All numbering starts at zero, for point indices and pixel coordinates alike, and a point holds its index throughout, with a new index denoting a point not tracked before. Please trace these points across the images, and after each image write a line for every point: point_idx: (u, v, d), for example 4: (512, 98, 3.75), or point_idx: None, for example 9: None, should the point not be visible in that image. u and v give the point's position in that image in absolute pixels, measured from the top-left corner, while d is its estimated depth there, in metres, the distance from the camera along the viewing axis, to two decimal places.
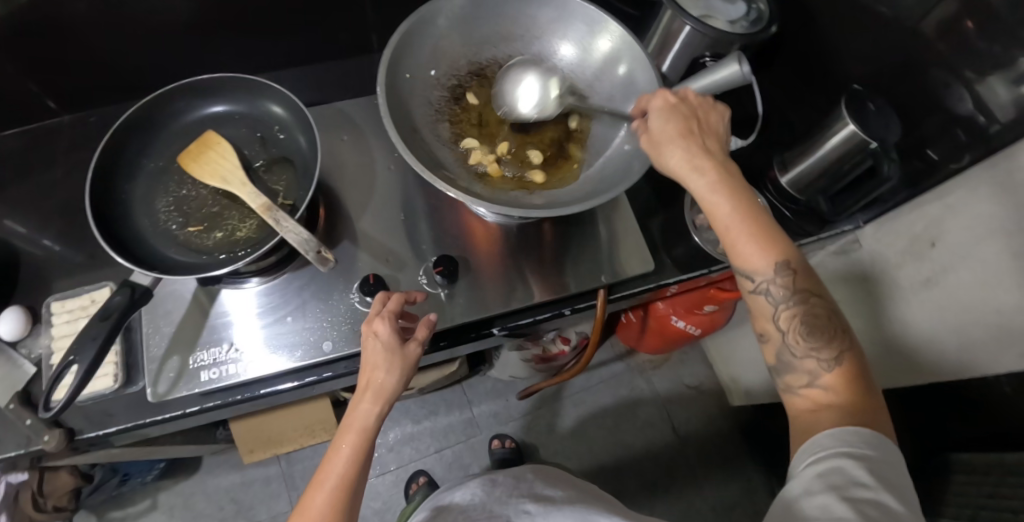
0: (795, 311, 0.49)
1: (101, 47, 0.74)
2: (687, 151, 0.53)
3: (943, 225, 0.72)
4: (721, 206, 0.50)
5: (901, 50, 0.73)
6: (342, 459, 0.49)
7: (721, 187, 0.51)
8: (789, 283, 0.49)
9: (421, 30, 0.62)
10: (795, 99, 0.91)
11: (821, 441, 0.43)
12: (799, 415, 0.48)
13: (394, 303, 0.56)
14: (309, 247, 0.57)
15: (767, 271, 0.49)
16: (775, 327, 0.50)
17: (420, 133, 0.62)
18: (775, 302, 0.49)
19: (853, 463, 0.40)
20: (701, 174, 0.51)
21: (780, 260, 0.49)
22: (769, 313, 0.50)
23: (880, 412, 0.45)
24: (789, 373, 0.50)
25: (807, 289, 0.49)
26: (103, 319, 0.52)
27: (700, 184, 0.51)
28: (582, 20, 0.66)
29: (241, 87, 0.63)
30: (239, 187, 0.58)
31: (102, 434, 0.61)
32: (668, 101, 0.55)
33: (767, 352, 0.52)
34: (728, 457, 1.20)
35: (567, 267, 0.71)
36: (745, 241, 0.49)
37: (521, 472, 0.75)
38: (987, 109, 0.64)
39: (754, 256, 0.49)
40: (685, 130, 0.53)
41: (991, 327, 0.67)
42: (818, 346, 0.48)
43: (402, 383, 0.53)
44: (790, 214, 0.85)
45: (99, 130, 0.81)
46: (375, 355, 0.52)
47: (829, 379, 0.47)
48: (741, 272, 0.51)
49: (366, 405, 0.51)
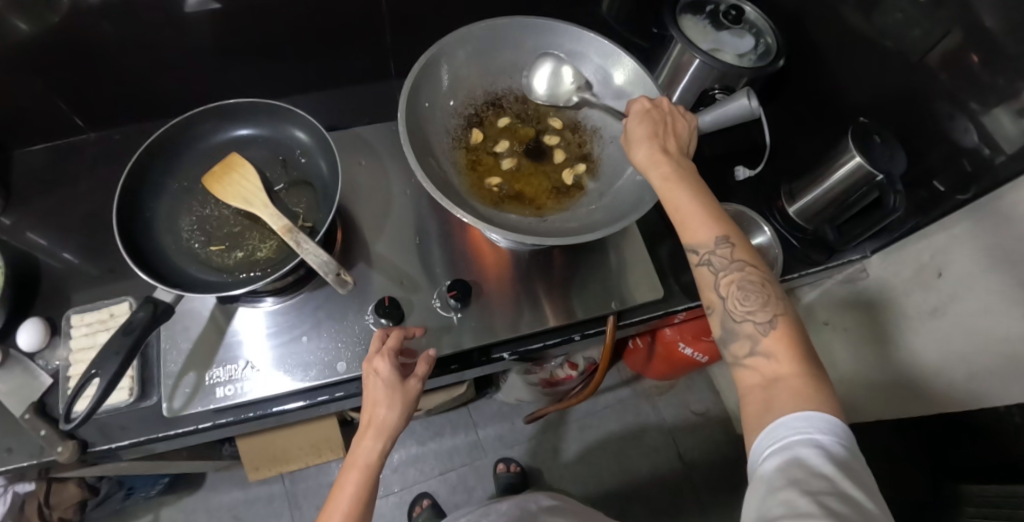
0: (734, 279, 0.50)
1: (129, 68, 0.76)
2: (648, 148, 0.56)
3: (949, 255, 0.73)
4: (674, 188, 0.53)
5: (906, 85, 0.75)
6: (347, 495, 0.50)
7: (674, 170, 0.54)
8: (728, 253, 0.50)
9: (441, 60, 0.64)
10: (803, 131, 0.93)
11: (777, 431, 0.42)
12: (746, 388, 0.47)
13: (394, 339, 0.57)
14: (329, 269, 0.58)
15: (707, 242, 0.50)
16: (717, 296, 0.51)
17: (439, 159, 0.63)
18: (715, 271, 0.50)
19: (810, 454, 0.40)
20: (658, 164, 0.55)
21: (720, 232, 0.50)
22: (711, 283, 0.51)
23: (823, 379, 0.44)
24: (731, 341, 0.49)
25: (746, 260, 0.49)
26: (126, 334, 0.53)
27: (656, 173, 0.54)
28: (596, 54, 0.68)
29: (265, 111, 0.66)
30: (261, 208, 0.59)
31: (115, 447, 0.62)
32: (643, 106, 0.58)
33: (713, 326, 0.52)
34: (735, 486, 1.19)
35: (577, 292, 0.72)
36: (690, 217, 0.51)
37: (528, 500, 0.77)
38: (992, 141, 0.66)
39: (695, 228, 0.51)
40: (652, 130, 0.57)
41: (998, 356, 0.68)
42: (755, 310, 0.48)
43: (404, 419, 0.54)
44: (798, 243, 0.86)
45: (123, 148, 0.83)
46: (377, 393, 0.53)
47: (767, 344, 0.47)
48: (686, 247, 0.52)
49: (369, 442, 0.52)
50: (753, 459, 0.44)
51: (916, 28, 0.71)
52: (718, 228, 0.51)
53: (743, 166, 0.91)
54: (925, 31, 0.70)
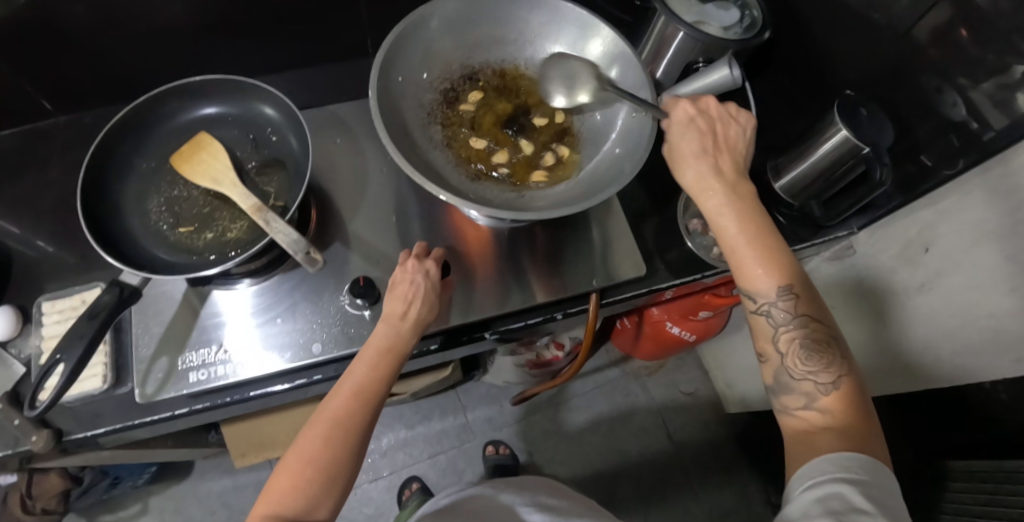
0: (795, 334, 0.50)
1: (95, 49, 0.74)
2: (702, 174, 0.54)
3: (936, 230, 0.72)
4: (726, 222, 0.52)
5: (893, 56, 0.74)
6: (366, 364, 0.52)
7: (729, 200, 0.53)
8: (791, 306, 0.50)
9: (415, 33, 0.62)
10: (790, 105, 0.91)
11: (819, 465, 0.44)
12: (793, 435, 0.49)
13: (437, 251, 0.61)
14: (298, 248, 0.56)
15: (770, 293, 0.51)
16: (774, 349, 0.52)
17: (413, 135, 0.62)
18: (775, 323, 0.51)
19: (850, 489, 0.41)
20: (712, 191, 0.53)
21: (784, 284, 0.51)
22: (769, 334, 0.52)
23: (876, 437, 0.46)
24: (785, 393, 0.51)
25: (809, 315, 0.50)
26: (91, 317, 0.52)
27: (713, 204, 0.53)
28: (572, 23, 0.66)
29: (233, 89, 0.64)
30: (231, 188, 0.58)
31: (91, 435, 0.61)
32: (690, 123, 0.56)
33: (766, 373, 0.53)
34: (724, 463, 1.20)
35: (559, 271, 0.70)
36: (751, 262, 0.51)
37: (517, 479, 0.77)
38: (981, 116, 0.64)
39: (758, 277, 0.51)
40: (702, 147, 0.55)
41: (984, 331, 0.68)
42: (816, 370, 0.49)
43: (431, 311, 0.57)
44: (785, 219, 0.85)
45: (94, 132, 0.81)
46: (412, 290, 0.56)
47: (825, 402, 0.48)
48: (745, 293, 0.52)
49: (404, 333, 0.55)
50: (790, 489, 0.45)
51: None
52: (784, 278, 0.51)
53: None
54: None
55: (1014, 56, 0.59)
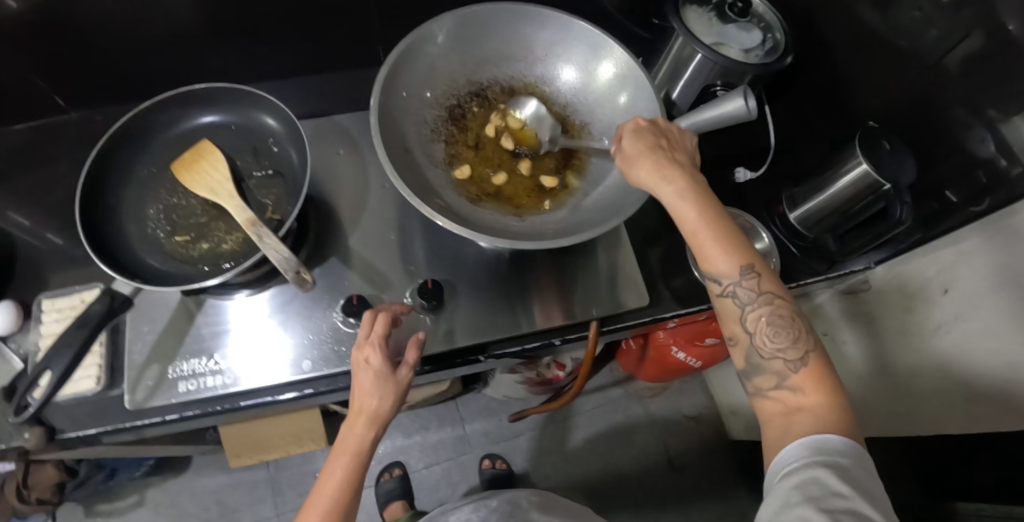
0: (762, 312, 0.47)
1: (108, 47, 0.74)
2: (655, 164, 0.53)
3: (956, 272, 0.69)
4: (684, 208, 0.50)
5: (920, 89, 0.71)
6: (334, 482, 0.52)
7: (687, 185, 0.51)
8: (755, 284, 0.47)
9: (420, 48, 0.61)
10: (808, 133, 0.88)
11: (794, 450, 0.41)
12: (767, 419, 0.46)
13: (381, 326, 0.56)
14: (289, 265, 0.55)
15: (731, 273, 0.48)
16: (743, 331, 0.48)
17: (415, 153, 0.61)
18: (742, 304, 0.48)
19: (827, 473, 0.39)
20: (672, 178, 0.52)
21: (745, 263, 0.48)
22: (736, 316, 0.48)
23: (851, 414, 0.43)
24: (757, 375, 0.48)
25: (774, 292, 0.47)
26: (80, 326, 0.52)
27: (668, 192, 0.51)
28: (584, 44, 0.64)
29: (237, 97, 0.63)
30: (227, 199, 0.57)
31: (85, 435, 0.61)
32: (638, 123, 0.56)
33: (735, 357, 0.50)
34: (725, 491, 1.17)
35: (558, 296, 0.69)
36: (711, 243, 0.49)
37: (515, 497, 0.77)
38: (1010, 151, 0.61)
39: (718, 257, 0.48)
40: (653, 143, 0.55)
41: (999, 383, 0.64)
42: (785, 347, 0.46)
43: (396, 407, 0.54)
44: (798, 251, 0.81)
45: (105, 129, 0.81)
46: (366, 382, 0.53)
47: (796, 380, 0.45)
48: (708, 277, 0.50)
49: (361, 431, 0.53)
50: (769, 477, 0.43)
51: (933, 28, 0.67)
52: (745, 258, 0.48)
53: (744, 169, 0.86)
54: (944, 32, 0.66)
55: None
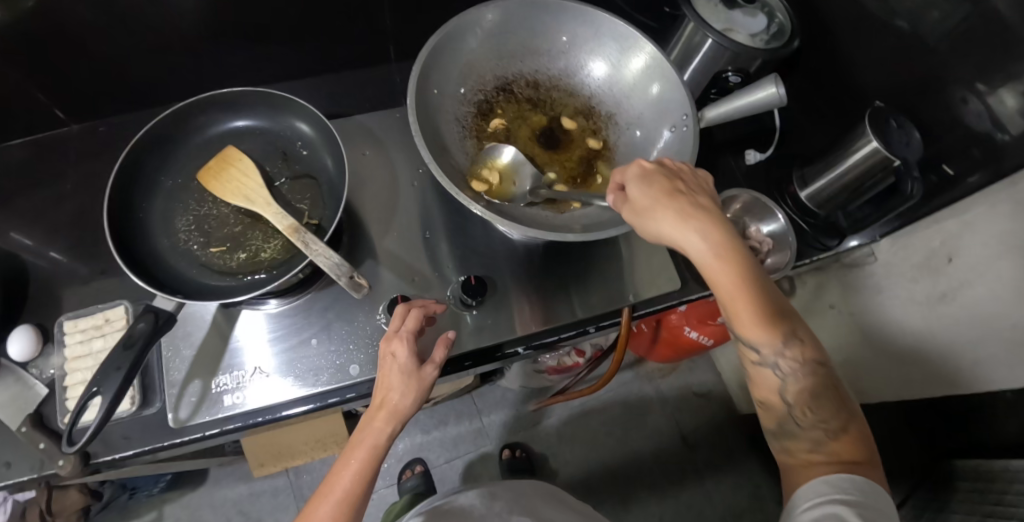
0: (802, 382, 0.50)
1: (108, 56, 0.71)
2: (684, 221, 0.49)
3: (961, 241, 0.72)
4: (721, 277, 0.49)
5: (920, 67, 0.73)
6: (352, 471, 0.53)
7: (725, 242, 0.49)
8: (796, 356, 0.50)
9: (449, 45, 0.61)
10: (814, 114, 0.89)
11: (814, 488, 0.46)
12: (795, 477, 0.50)
13: (412, 322, 0.56)
14: (340, 271, 0.55)
15: (774, 346, 0.50)
16: (780, 398, 0.51)
17: (450, 150, 0.61)
18: (782, 374, 0.50)
19: (844, 508, 0.44)
20: (707, 234, 0.49)
21: (786, 335, 0.50)
22: (774, 383, 0.51)
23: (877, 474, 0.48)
24: (789, 437, 0.51)
25: (813, 362, 0.50)
26: (126, 348, 0.51)
27: (702, 256, 0.49)
28: (612, 37, 0.65)
29: (263, 101, 0.62)
30: (265, 206, 0.56)
31: (120, 458, 0.59)
32: (654, 172, 0.51)
33: (765, 414, 0.53)
34: (737, 464, 1.21)
35: (592, 286, 0.70)
36: (752, 315, 0.49)
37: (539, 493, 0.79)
38: (1004, 126, 0.64)
39: (761, 330, 0.49)
40: (671, 192, 0.50)
41: (1005, 343, 0.68)
42: (823, 415, 0.50)
43: (417, 405, 0.55)
44: (809, 228, 0.83)
45: (109, 141, 0.78)
46: (392, 378, 0.54)
47: (834, 447, 0.49)
48: (747, 345, 0.51)
49: (379, 425, 0.53)
50: (791, 511, 0.48)
51: (933, 9, 0.69)
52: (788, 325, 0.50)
53: (754, 150, 0.88)
54: (942, 12, 0.68)
55: None
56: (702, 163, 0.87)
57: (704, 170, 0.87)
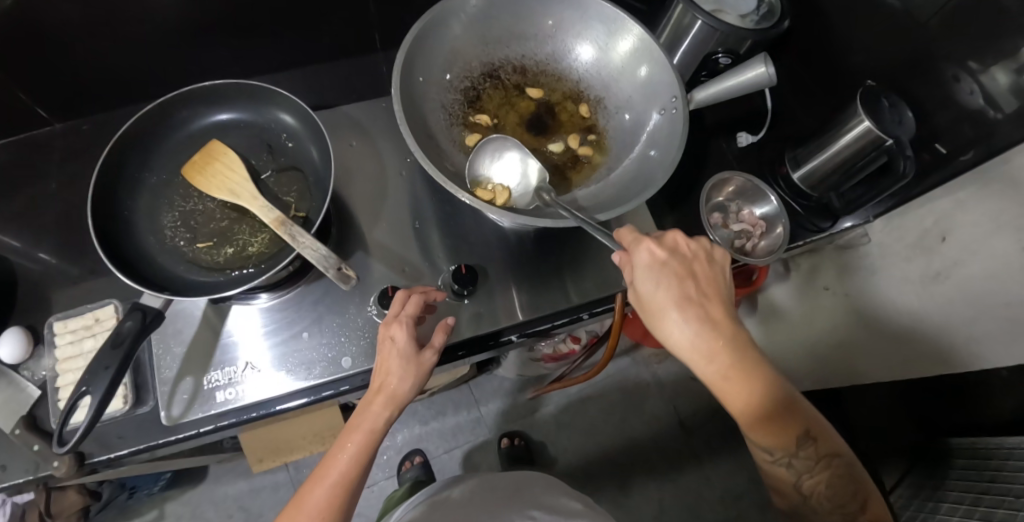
0: (817, 476, 0.50)
1: (87, 53, 0.70)
2: (691, 333, 0.50)
3: (954, 219, 0.71)
4: (730, 387, 0.49)
5: (910, 45, 0.72)
6: (347, 457, 0.53)
7: (730, 356, 0.50)
8: (810, 452, 0.50)
9: (433, 32, 0.61)
10: (804, 93, 0.88)
11: None
12: None
13: (412, 307, 0.57)
14: (328, 263, 0.54)
15: (786, 447, 0.50)
16: (796, 491, 0.51)
17: (437, 139, 0.61)
18: (796, 471, 0.50)
19: None
20: (712, 350, 0.50)
21: (798, 435, 0.50)
22: (790, 479, 0.51)
23: None
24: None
25: (828, 455, 0.50)
26: (114, 346, 0.51)
27: (710, 370, 0.50)
28: (599, 20, 0.64)
29: (247, 93, 0.61)
30: (250, 200, 0.56)
31: (115, 458, 0.59)
32: (663, 272, 0.51)
33: (781, 498, 0.54)
34: (735, 446, 1.21)
35: (584, 272, 0.69)
36: (762, 423, 0.50)
37: (534, 482, 0.80)
38: (995, 101, 0.63)
39: (772, 435, 0.50)
40: (682, 300, 0.51)
41: (1001, 321, 0.68)
42: (841, 502, 0.50)
43: (415, 390, 0.55)
44: (801, 210, 0.84)
45: (94, 140, 0.78)
46: (391, 362, 0.54)
47: None
48: (760, 448, 0.51)
49: (378, 409, 0.54)
50: None
51: None
52: (799, 426, 0.50)
53: (745, 133, 0.88)
54: None
55: None
56: (693, 147, 0.86)
57: (695, 153, 0.86)
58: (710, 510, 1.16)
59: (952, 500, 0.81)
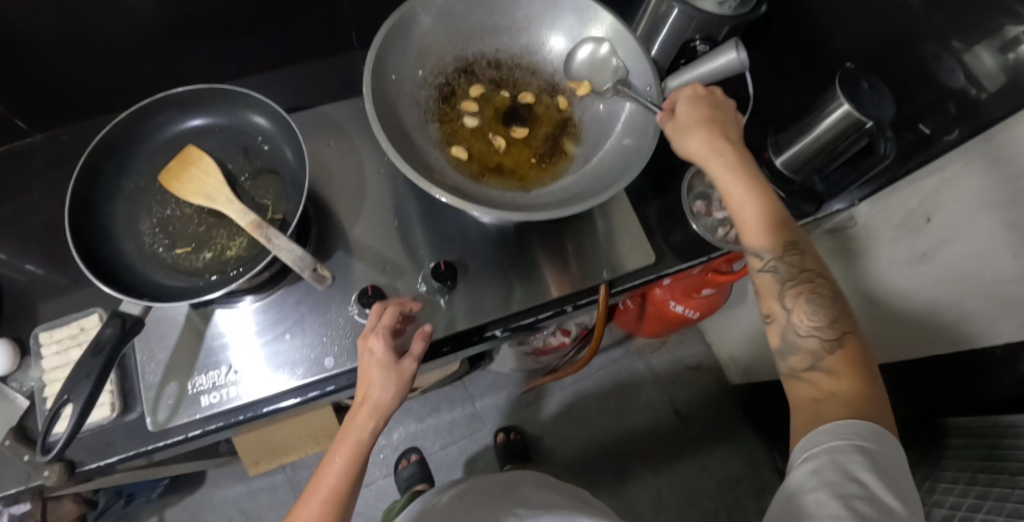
0: (802, 289, 0.50)
1: (62, 62, 0.70)
2: (707, 137, 0.55)
3: (937, 200, 0.71)
4: (729, 174, 0.53)
5: (889, 25, 0.71)
6: (337, 470, 0.53)
7: (772, 227, 0.51)
8: (797, 262, 0.50)
9: (405, 29, 0.61)
10: (787, 78, 0.88)
11: (816, 436, 0.43)
12: (800, 402, 0.47)
13: (389, 318, 0.57)
14: (305, 264, 0.55)
15: (772, 249, 0.51)
16: (781, 307, 0.50)
17: (412, 136, 0.60)
18: (781, 278, 0.50)
19: (851, 458, 0.40)
20: (706, 129, 0.55)
21: (786, 241, 0.51)
22: (774, 290, 0.51)
23: (882, 404, 0.45)
24: (791, 354, 0.49)
25: (814, 272, 0.50)
26: (95, 354, 0.51)
27: (717, 167, 0.54)
28: (571, 9, 0.64)
29: (220, 97, 0.61)
30: (226, 204, 0.56)
31: (105, 464, 0.59)
32: (692, 92, 0.57)
33: (771, 333, 0.52)
34: (731, 431, 1.22)
35: (568, 265, 0.69)
36: (752, 211, 0.52)
37: (517, 475, 0.82)
38: (977, 80, 0.63)
39: (758, 233, 0.51)
40: (708, 113, 0.56)
41: (986, 299, 0.68)
42: (821, 325, 0.48)
43: (398, 398, 0.55)
44: (787, 194, 0.82)
45: (74, 149, 0.78)
46: (372, 373, 0.54)
47: (830, 361, 0.47)
48: (749, 252, 0.52)
49: (362, 420, 0.54)
50: (799, 447, 0.44)
51: None
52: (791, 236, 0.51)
53: None
54: None
55: (1009, 17, 0.58)
56: None
57: None
58: (709, 497, 1.16)
59: (948, 478, 0.81)
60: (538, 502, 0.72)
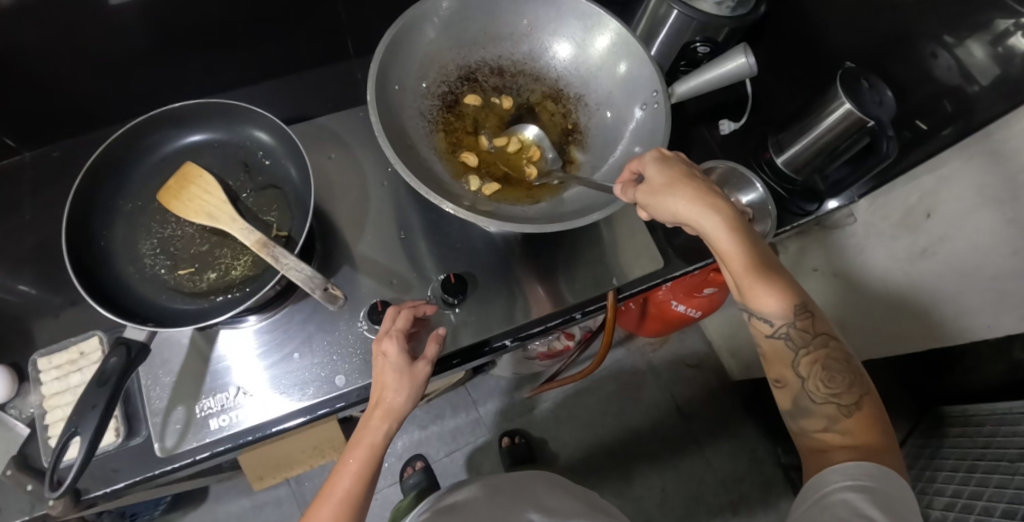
0: (815, 355, 0.49)
1: (50, 79, 0.68)
2: (694, 196, 0.50)
3: (938, 197, 0.71)
4: (727, 239, 0.49)
5: (885, 23, 0.72)
6: (350, 474, 0.52)
7: (777, 292, 0.49)
8: (807, 326, 0.49)
9: (407, 38, 0.60)
10: (784, 77, 0.88)
11: (826, 477, 0.44)
12: (810, 455, 0.48)
13: (403, 320, 0.56)
14: (314, 284, 0.54)
15: (783, 314, 0.49)
16: (794, 374, 0.49)
17: (416, 147, 0.59)
18: (794, 345, 0.49)
19: (858, 496, 0.41)
20: (690, 187, 0.50)
21: (795, 304, 0.49)
22: (786, 358, 0.50)
23: (892, 454, 0.45)
24: (804, 416, 0.49)
25: (825, 333, 0.49)
26: (100, 385, 0.50)
27: (712, 222, 0.49)
28: (574, 16, 0.63)
29: (220, 112, 0.60)
30: (229, 222, 0.54)
31: (110, 492, 0.57)
32: (662, 153, 0.53)
33: (782, 397, 0.51)
34: (733, 428, 1.22)
35: (574, 273, 0.69)
36: (760, 281, 0.49)
37: (523, 476, 0.81)
38: (971, 74, 0.63)
39: (769, 300, 0.49)
40: (685, 171, 0.52)
41: (986, 293, 0.69)
42: (839, 391, 0.48)
43: (412, 402, 0.54)
44: (787, 193, 0.83)
45: (65, 167, 0.76)
46: (385, 376, 0.53)
47: (847, 423, 0.47)
48: (757, 316, 0.50)
49: (376, 423, 0.53)
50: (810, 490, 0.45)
51: None
52: (796, 299, 0.49)
53: (727, 121, 0.87)
54: None
55: (1000, 11, 0.58)
56: (675, 138, 0.86)
57: (678, 144, 0.86)
58: (713, 494, 1.17)
59: (949, 468, 0.82)
60: (550, 505, 0.71)
